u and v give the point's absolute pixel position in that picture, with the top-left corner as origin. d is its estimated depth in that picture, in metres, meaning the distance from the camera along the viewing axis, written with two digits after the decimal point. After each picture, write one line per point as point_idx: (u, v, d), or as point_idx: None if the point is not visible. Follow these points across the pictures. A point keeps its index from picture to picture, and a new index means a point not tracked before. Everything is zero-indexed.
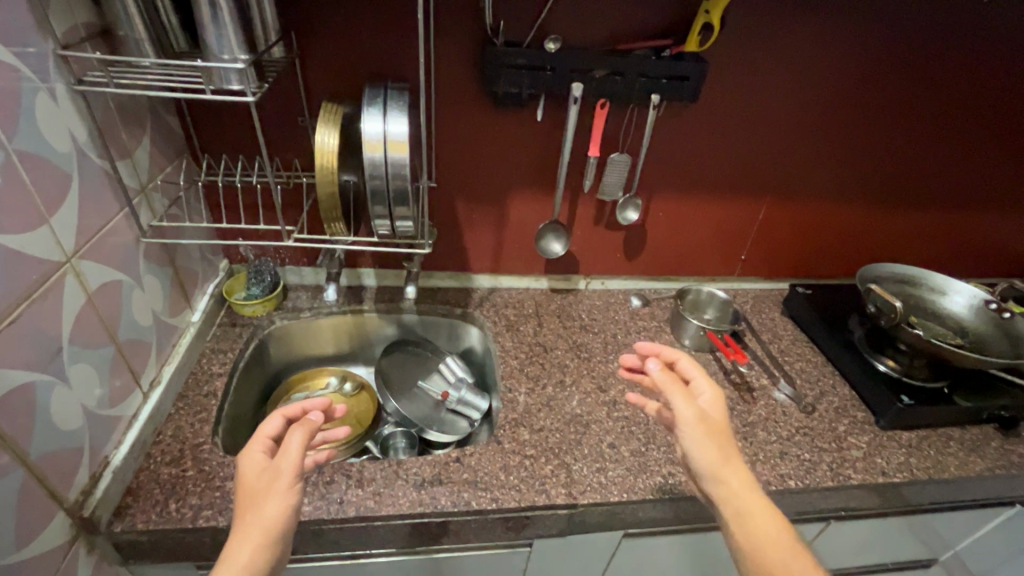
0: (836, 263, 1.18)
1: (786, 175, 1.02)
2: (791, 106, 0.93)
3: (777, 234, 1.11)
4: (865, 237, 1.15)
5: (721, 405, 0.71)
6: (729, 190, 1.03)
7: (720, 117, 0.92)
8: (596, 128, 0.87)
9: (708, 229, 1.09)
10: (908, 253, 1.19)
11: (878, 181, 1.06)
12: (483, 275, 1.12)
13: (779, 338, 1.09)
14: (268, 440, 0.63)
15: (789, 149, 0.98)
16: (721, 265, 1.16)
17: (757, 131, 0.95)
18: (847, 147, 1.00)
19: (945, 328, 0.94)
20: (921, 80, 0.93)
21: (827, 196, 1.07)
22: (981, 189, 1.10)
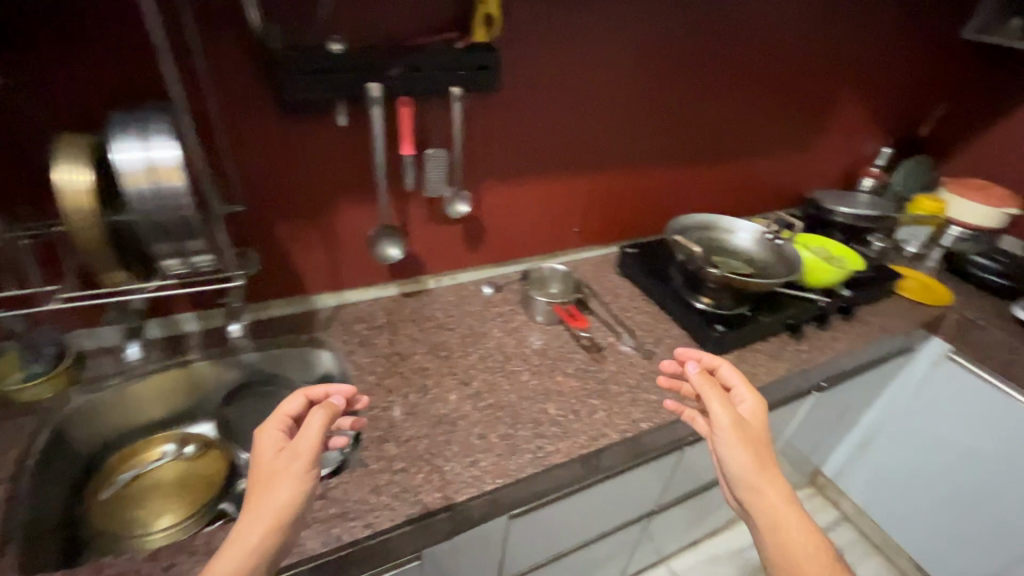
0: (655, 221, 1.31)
1: (596, 148, 1.10)
2: (584, 84, 1.00)
3: (600, 204, 1.21)
4: (673, 195, 1.29)
5: (762, 417, 0.80)
6: (549, 169, 1.08)
7: (524, 102, 0.97)
8: (405, 126, 0.85)
9: (539, 209, 1.14)
10: (708, 202, 1.37)
11: (672, 144, 1.19)
12: (325, 293, 1.05)
13: (619, 297, 1.19)
14: (289, 418, 0.69)
15: (592, 123, 1.06)
16: (559, 241, 1.22)
17: (561, 112, 1.01)
18: (640, 116, 1.10)
19: (738, 261, 1.10)
20: (682, 50, 1.06)
21: (633, 162, 1.18)
22: (749, 139, 1.30)
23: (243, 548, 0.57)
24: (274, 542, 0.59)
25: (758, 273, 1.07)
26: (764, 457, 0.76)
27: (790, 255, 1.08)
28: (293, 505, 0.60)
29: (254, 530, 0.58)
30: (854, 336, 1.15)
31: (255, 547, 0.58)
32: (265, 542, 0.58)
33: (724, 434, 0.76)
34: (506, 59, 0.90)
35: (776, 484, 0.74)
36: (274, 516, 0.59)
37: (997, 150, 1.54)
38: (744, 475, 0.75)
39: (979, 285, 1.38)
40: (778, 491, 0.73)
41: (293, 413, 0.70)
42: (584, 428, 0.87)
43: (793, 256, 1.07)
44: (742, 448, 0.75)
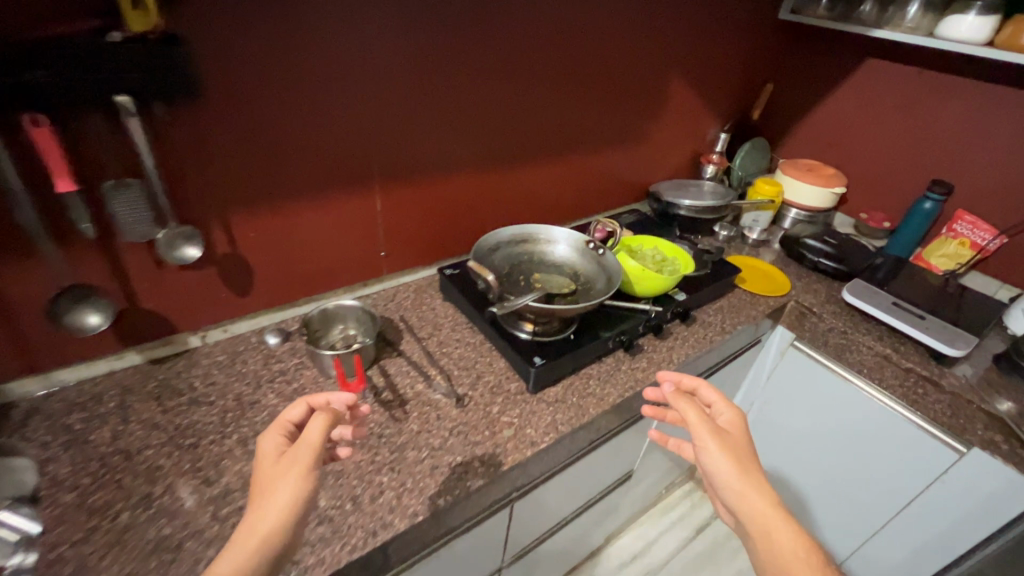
0: (478, 234, 1.17)
1: (380, 159, 0.93)
2: (342, 85, 0.81)
3: (406, 221, 1.04)
4: (496, 202, 1.16)
5: (740, 425, 0.75)
6: (321, 189, 0.90)
7: (261, 110, 0.76)
8: (50, 154, 0.60)
9: (325, 236, 0.95)
10: (538, 207, 1.25)
11: (478, 148, 1.05)
12: (20, 379, 0.78)
13: (438, 329, 1.02)
14: (290, 424, 0.67)
15: (367, 132, 0.88)
16: (364, 268, 1.05)
17: (319, 119, 0.82)
18: (429, 119, 0.94)
19: (561, 275, 0.98)
20: (465, 39, 0.91)
21: (435, 172, 1.02)
22: (570, 136, 1.20)
23: (248, 546, 0.54)
24: (276, 548, 0.56)
25: (580, 287, 0.95)
26: (747, 465, 0.69)
27: (612, 264, 0.96)
28: (298, 501, 0.58)
29: (259, 524, 0.55)
30: (693, 344, 1.06)
31: (252, 554, 0.54)
32: (265, 546, 0.54)
33: (702, 444, 0.71)
34: (212, 56, 0.69)
35: (766, 492, 0.66)
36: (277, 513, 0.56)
37: (822, 130, 1.56)
38: (727, 486, 0.68)
39: (814, 268, 1.38)
40: (771, 501, 0.65)
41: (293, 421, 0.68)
42: (361, 521, 0.69)
43: (615, 265, 0.96)
44: (723, 455, 0.69)
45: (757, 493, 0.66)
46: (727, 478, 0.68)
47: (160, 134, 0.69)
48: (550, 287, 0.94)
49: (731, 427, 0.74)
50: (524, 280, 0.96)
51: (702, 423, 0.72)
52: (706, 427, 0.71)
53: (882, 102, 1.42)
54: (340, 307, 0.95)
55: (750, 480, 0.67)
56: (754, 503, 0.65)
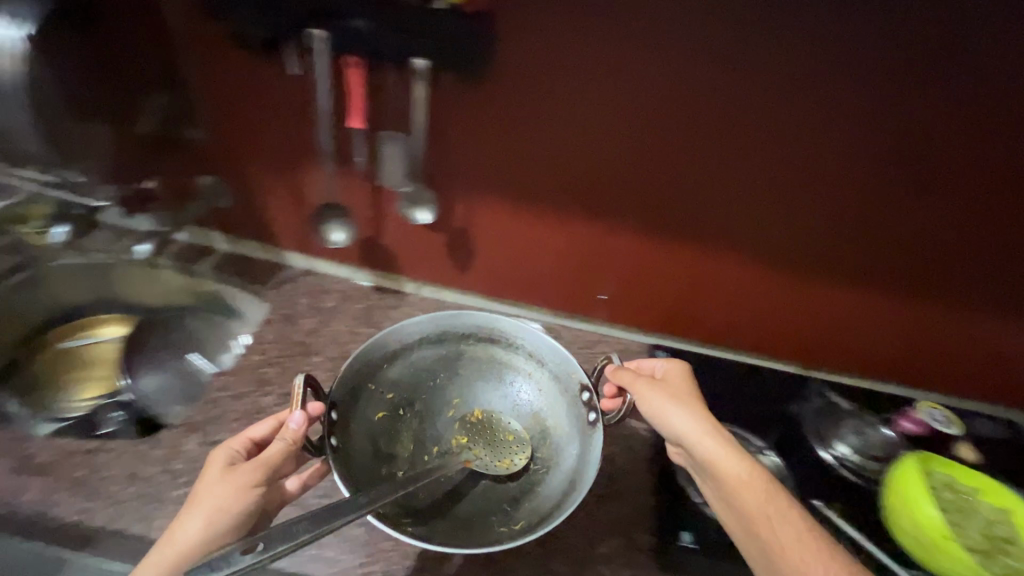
0: (721, 330, 0.91)
1: (649, 205, 0.77)
2: (641, 112, 0.68)
3: (640, 280, 0.87)
4: (766, 309, 0.86)
5: (687, 374, 0.69)
6: (642, 223, 0.79)
7: (527, 118, 0.71)
8: (352, 95, 0.67)
9: (545, 258, 0.87)
10: (831, 341, 0.88)
11: (768, 239, 0.77)
12: (296, 253, 0.98)
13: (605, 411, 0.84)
14: (252, 441, 0.63)
15: (645, 169, 0.73)
16: (575, 303, 0.93)
17: (582, 141, 0.72)
18: (688, 179, 0.73)
19: (513, 427, 0.80)
20: (820, 101, 0.63)
21: (699, 244, 0.80)
22: (938, 279, 0.76)
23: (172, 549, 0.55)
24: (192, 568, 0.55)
25: (524, 469, 0.76)
26: (702, 412, 0.63)
27: (586, 452, 0.73)
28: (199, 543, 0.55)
29: (187, 527, 0.56)
30: None
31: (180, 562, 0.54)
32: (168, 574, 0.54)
33: (646, 402, 0.65)
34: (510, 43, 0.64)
35: (728, 450, 0.61)
36: (208, 521, 0.56)
37: None
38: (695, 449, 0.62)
39: None
40: (738, 462, 0.60)
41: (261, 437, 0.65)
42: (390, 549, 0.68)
43: (590, 455, 0.72)
44: (687, 409, 0.63)
45: (724, 449, 0.61)
46: (673, 423, 0.63)
47: (437, 104, 0.70)
48: (479, 451, 0.77)
49: (673, 377, 0.68)
50: (451, 417, 0.82)
51: (640, 379, 0.67)
52: (651, 384, 0.66)
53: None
54: None
55: (709, 432, 0.62)
56: (707, 449, 0.61)
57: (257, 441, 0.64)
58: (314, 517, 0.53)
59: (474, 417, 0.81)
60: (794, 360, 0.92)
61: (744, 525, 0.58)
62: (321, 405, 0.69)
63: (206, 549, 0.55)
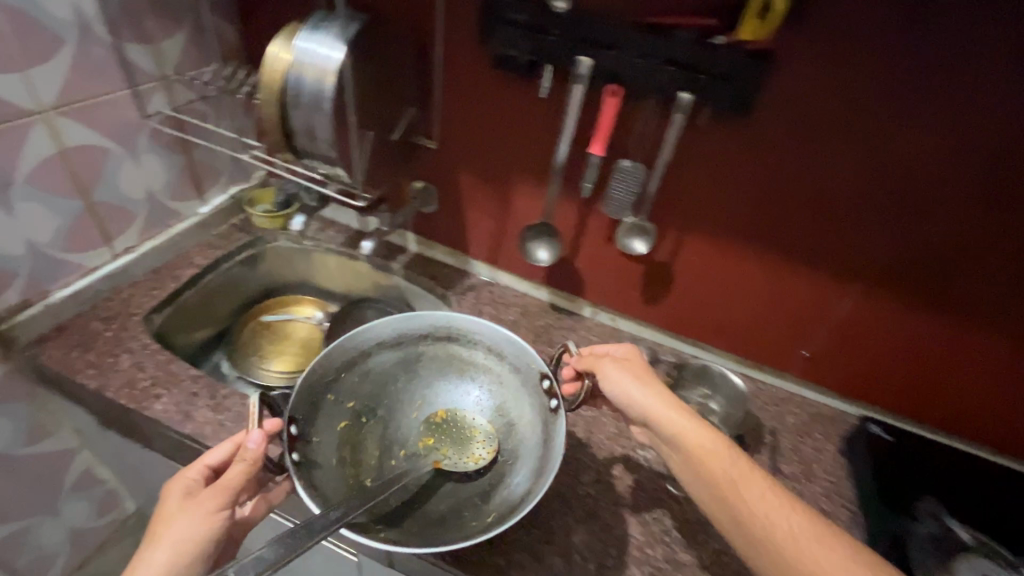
0: (936, 411, 0.79)
1: (875, 257, 0.70)
2: (914, 162, 0.62)
3: (839, 342, 0.79)
4: (996, 392, 0.74)
5: (636, 354, 0.68)
6: (831, 268, 0.73)
7: (748, 163, 0.69)
8: (603, 122, 0.67)
9: (736, 304, 0.83)
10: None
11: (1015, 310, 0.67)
12: (481, 262, 1.01)
13: (810, 476, 0.77)
14: (209, 469, 0.61)
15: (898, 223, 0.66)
16: (762, 355, 0.87)
17: (799, 190, 0.68)
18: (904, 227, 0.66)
19: (477, 422, 0.80)
20: None
21: (925, 308, 0.71)
22: None
23: None
24: None
25: (492, 462, 0.75)
26: (649, 382, 0.63)
27: (550, 440, 0.71)
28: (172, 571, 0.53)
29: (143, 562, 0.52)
30: None
31: None
32: None
33: (603, 377, 0.65)
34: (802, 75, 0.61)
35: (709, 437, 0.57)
36: (171, 555, 0.53)
37: None
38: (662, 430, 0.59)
39: None
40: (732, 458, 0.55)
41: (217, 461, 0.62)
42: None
43: (553, 445, 0.70)
44: (628, 377, 0.64)
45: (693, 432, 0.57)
46: (635, 401, 0.62)
47: (694, 133, 0.68)
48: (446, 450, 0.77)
49: (634, 358, 0.67)
50: (416, 418, 0.81)
51: (595, 355, 0.69)
52: (608, 360, 0.66)
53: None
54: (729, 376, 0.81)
55: (669, 407, 0.60)
56: (680, 426, 0.58)
57: (215, 467, 0.61)
58: (286, 541, 0.52)
59: (436, 417, 0.81)
60: (929, 424, 0.81)
61: (725, 511, 0.53)
62: (280, 421, 0.67)
63: None
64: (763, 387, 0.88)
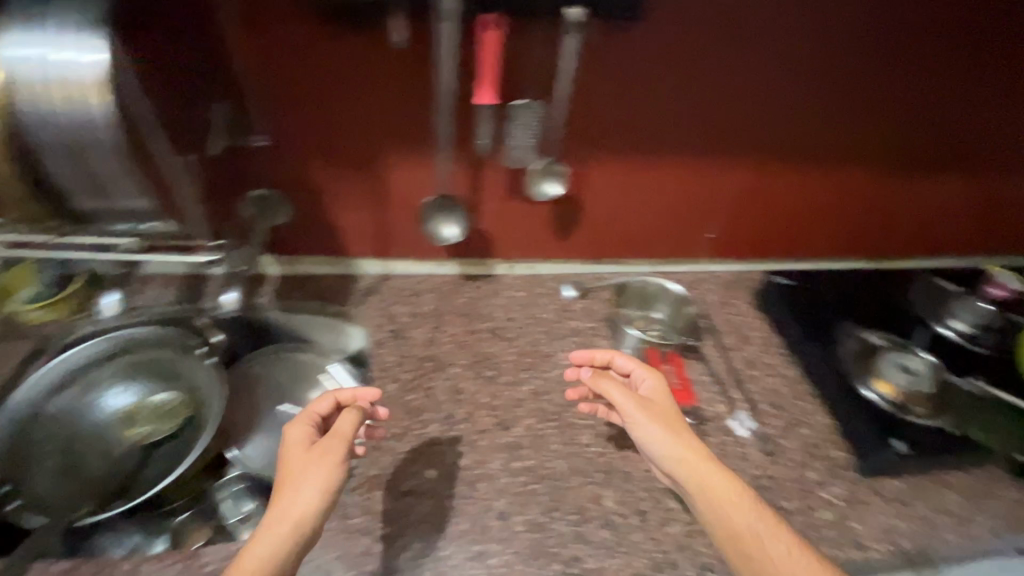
0: (810, 241, 0.92)
1: (744, 139, 0.75)
2: (748, 54, 0.66)
3: (741, 218, 0.86)
4: (852, 209, 0.87)
5: (665, 395, 0.64)
6: (732, 145, 0.75)
7: (625, 87, 0.66)
8: (485, 63, 0.57)
9: (644, 216, 0.84)
10: (862, 224, 0.90)
11: (854, 140, 0.78)
12: (369, 258, 0.86)
13: (744, 344, 0.85)
14: (315, 418, 0.58)
15: (785, 101, 0.72)
16: (680, 248, 0.90)
17: (673, 101, 0.68)
18: (783, 98, 0.71)
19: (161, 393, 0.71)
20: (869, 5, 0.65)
21: (788, 166, 0.80)
22: (982, 142, 0.81)
23: (282, 529, 0.48)
24: (289, 554, 0.48)
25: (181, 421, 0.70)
26: (680, 430, 0.60)
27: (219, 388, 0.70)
28: (315, 508, 0.50)
29: (296, 504, 0.49)
30: None
31: (273, 549, 0.47)
32: (283, 548, 0.47)
33: (630, 419, 0.61)
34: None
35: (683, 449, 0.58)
36: (323, 492, 0.50)
37: None
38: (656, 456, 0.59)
39: None
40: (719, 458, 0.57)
41: (318, 414, 0.58)
42: (647, 544, 0.61)
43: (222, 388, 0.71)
44: (652, 425, 0.59)
45: (686, 452, 0.57)
46: (669, 452, 0.58)
47: (592, 54, 0.62)
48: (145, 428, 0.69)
49: (660, 398, 0.63)
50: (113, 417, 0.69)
51: (626, 397, 0.61)
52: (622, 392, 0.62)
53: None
54: (669, 293, 0.86)
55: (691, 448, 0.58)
56: (682, 458, 0.57)
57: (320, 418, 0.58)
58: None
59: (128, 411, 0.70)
60: (740, 258, 0.93)
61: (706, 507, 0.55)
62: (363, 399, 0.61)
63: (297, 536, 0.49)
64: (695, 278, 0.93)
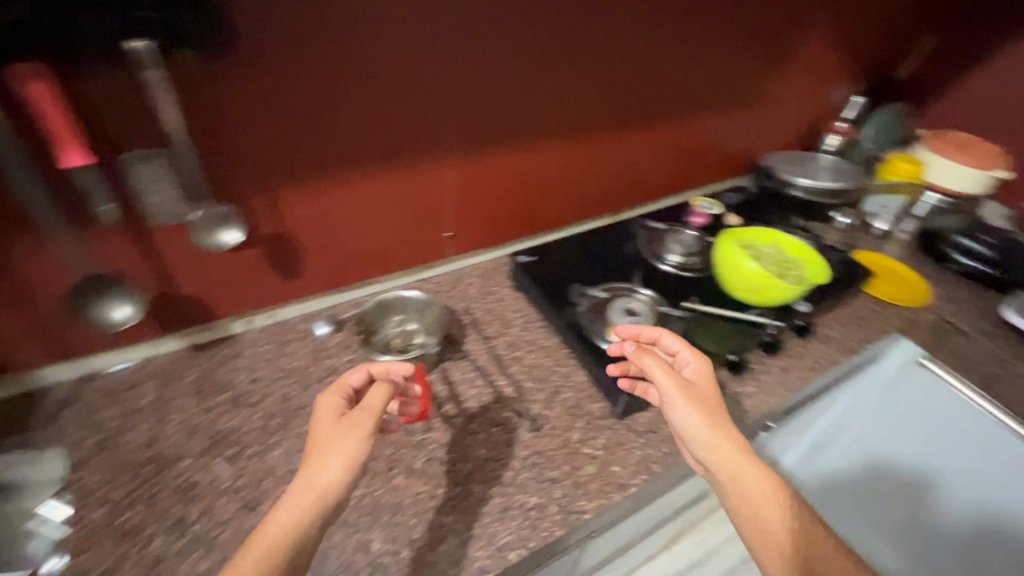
0: (546, 220, 0.98)
1: (429, 146, 0.76)
2: (386, 68, 0.66)
3: (468, 216, 0.88)
4: (567, 183, 0.94)
5: (708, 378, 0.66)
6: (421, 152, 0.76)
7: (265, 118, 0.63)
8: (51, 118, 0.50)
9: (367, 237, 0.81)
10: (582, 193, 0.98)
11: (537, 126, 0.83)
12: (52, 364, 0.71)
13: (505, 329, 0.87)
14: (349, 390, 0.59)
15: (450, 101, 0.73)
16: (423, 256, 0.90)
17: (329, 124, 0.67)
18: (446, 102, 0.73)
19: None
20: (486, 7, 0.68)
21: (488, 162, 0.83)
22: (644, 104, 0.92)
23: (307, 504, 0.49)
24: (303, 545, 0.48)
25: None
26: (718, 417, 0.62)
27: None
28: (335, 486, 0.50)
29: (322, 478, 0.50)
30: (814, 366, 0.87)
31: (293, 534, 0.48)
32: (293, 536, 0.47)
33: (669, 402, 0.62)
34: (276, 10, 0.57)
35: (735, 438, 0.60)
36: (345, 468, 0.51)
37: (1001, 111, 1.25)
38: (701, 445, 0.60)
39: (963, 275, 1.13)
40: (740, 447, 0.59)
41: (353, 387, 0.60)
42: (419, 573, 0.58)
43: None
44: (693, 413, 0.61)
45: (729, 446, 0.59)
46: (709, 444, 0.60)
47: (198, 99, 0.58)
48: None
49: (704, 380, 0.66)
50: None
51: (668, 378, 0.63)
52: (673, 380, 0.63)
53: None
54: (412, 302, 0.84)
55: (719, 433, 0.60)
56: (716, 449, 0.60)
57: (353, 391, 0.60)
58: None
59: None
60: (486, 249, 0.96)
61: (738, 505, 0.57)
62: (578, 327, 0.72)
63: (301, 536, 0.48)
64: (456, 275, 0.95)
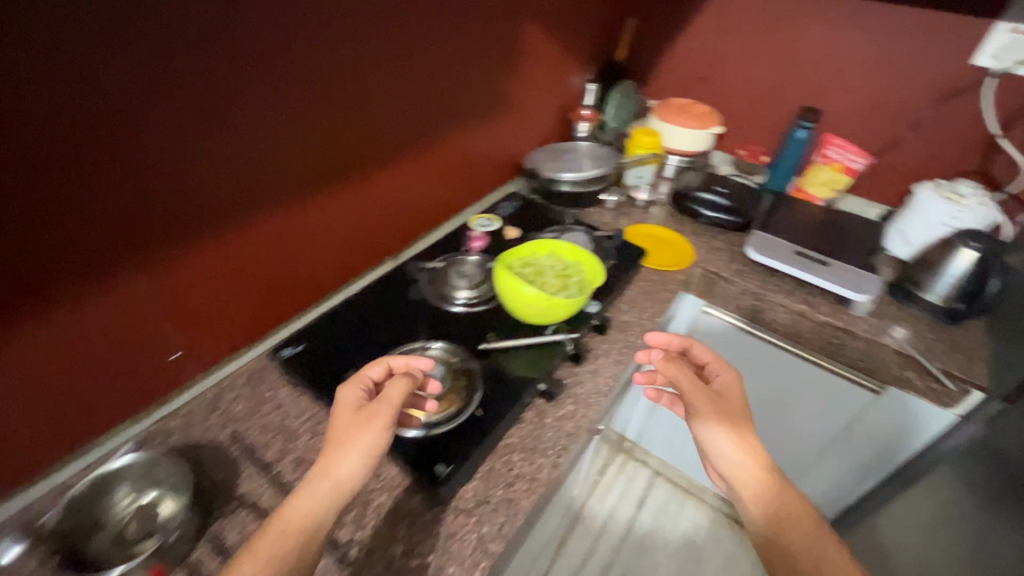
0: (305, 290, 0.85)
1: (98, 276, 0.58)
2: None
3: (196, 325, 0.72)
4: (316, 247, 0.83)
5: (738, 388, 0.72)
6: (89, 287, 0.57)
7: None
8: None
9: (49, 406, 0.60)
10: (338, 251, 0.87)
11: (249, 205, 0.69)
12: None
13: (289, 442, 0.72)
14: (368, 381, 0.64)
15: (109, 219, 0.56)
16: (154, 389, 0.71)
17: None
18: (100, 223, 0.55)
19: None
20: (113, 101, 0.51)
21: (197, 263, 0.67)
22: (376, 145, 0.84)
23: (323, 490, 0.54)
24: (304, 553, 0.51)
25: None
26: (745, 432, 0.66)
27: None
28: (351, 482, 0.55)
29: (342, 468, 0.55)
30: (620, 358, 0.88)
31: (301, 537, 0.51)
32: (289, 550, 0.50)
33: (697, 411, 0.68)
34: None
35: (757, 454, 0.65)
36: (365, 458, 0.56)
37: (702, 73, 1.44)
38: (725, 457, 0.65)
39: (713, 224, 1.27)
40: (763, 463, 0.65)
41: (374, 378, 0.65)
42: None
43: None
44: (720, 425, 0.66)
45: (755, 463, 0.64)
46: (735, 459, 0.65)
47: None
48: None
49: (730, 393, 0.71)
50: None
51: (700, 389, 0.69)
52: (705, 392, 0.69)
53: (759, 19, 1.30)
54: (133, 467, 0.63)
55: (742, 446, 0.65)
56: (743, 464, 0.65)
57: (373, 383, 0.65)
58: None
59: None
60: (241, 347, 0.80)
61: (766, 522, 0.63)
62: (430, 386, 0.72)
63: (315, 536, 0.52)
64: (217, 390, 0.77)
